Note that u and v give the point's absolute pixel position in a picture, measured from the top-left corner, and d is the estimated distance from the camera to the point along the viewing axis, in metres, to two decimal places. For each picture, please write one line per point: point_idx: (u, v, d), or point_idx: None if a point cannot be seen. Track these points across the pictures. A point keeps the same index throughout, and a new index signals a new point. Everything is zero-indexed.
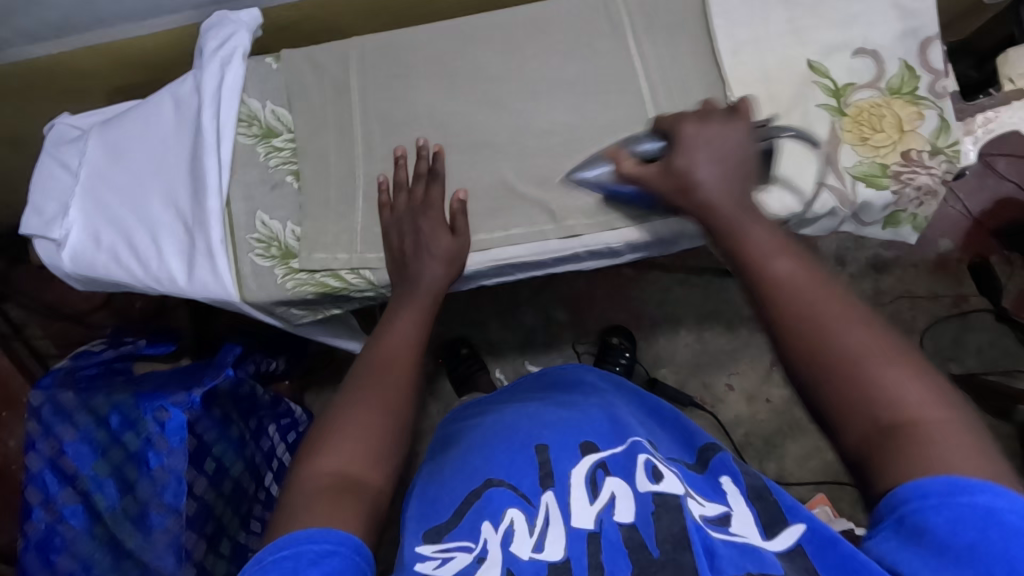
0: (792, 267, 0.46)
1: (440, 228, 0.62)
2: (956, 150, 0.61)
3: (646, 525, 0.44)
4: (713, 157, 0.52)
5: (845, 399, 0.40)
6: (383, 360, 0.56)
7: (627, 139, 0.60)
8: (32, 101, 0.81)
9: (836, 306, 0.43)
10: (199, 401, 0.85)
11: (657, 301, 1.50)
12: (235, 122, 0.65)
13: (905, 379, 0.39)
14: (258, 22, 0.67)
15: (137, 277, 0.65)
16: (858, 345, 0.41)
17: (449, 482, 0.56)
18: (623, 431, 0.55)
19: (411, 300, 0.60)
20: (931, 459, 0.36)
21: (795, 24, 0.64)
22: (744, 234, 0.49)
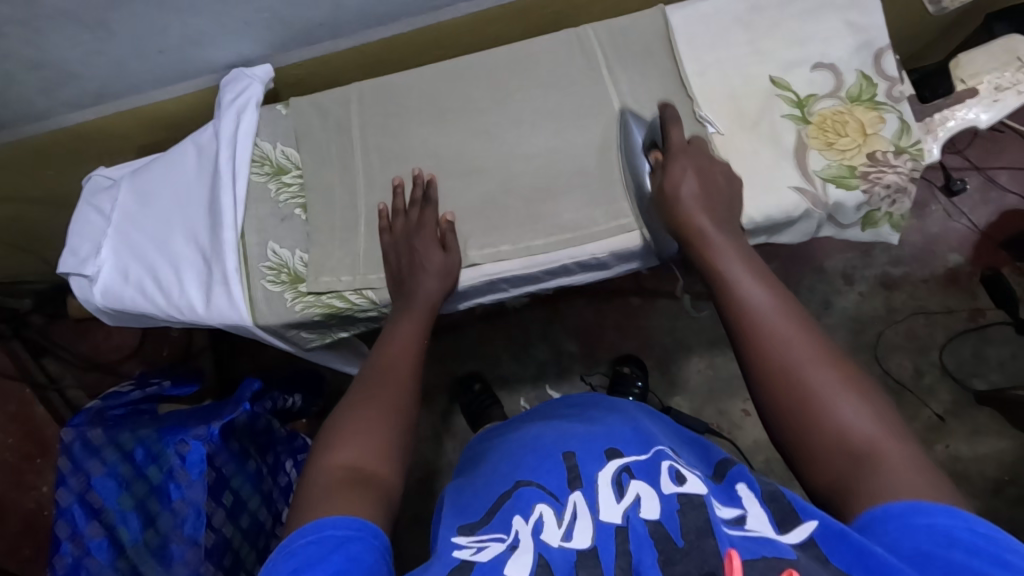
0: (765, 299, 0.53)
1: (436, 247, 0.67)
2: (920, 149, 0.65)
3: (671, 519, 0.43)
4: (695, 170, 0.62)
5: (814, 426, 0.47)
6: (387, 362, 0.60)
7: (625, 157, 0.68)
8: (69, 162, 0.90)
9: (807, 346, 0.50)
10: (217, 433, 0.87)
11: (666, 329, 1.52)
12: (250, 162, 0.72)
13: (864, 412, 0.46)
14: (270, 75, 0.75)
15: (160, 308, 0.71)
16: (824, 386, 0.47)
17: (482, 490, 0.56)
18: (646, 439, 0.55)
19: (408, 312, 0.65)
20: (890, 486, 0.42)
21: (757, 45, 0.69)
22: (728, 276, 0.56)
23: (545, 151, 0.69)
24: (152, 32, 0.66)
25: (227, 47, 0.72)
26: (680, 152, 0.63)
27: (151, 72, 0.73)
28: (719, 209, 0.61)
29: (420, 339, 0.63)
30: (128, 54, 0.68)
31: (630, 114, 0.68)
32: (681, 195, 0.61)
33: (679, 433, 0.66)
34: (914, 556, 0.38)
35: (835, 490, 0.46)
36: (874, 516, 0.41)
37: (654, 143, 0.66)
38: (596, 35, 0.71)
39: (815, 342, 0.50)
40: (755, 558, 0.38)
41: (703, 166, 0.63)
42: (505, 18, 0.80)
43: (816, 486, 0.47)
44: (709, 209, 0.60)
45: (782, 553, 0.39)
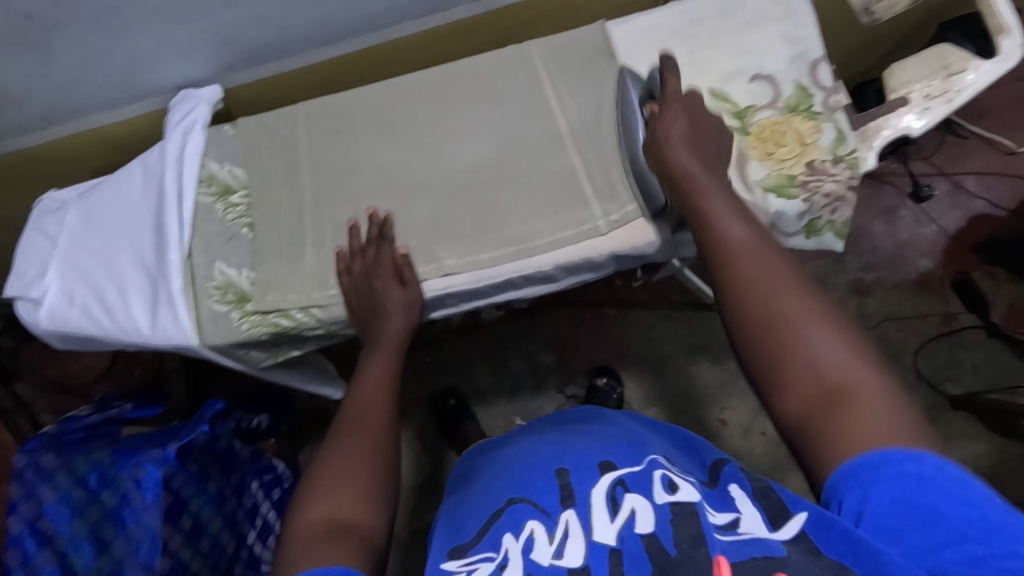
0: (742, 232, 0.54)
1: (394, 284, 0.67)
2: (856, 158, 0.65)
3: (665, 529, 0.43)
4: (687, 115, 0.62)
5: (785, 351, 0.47)
6: (357, 403, 0.60)
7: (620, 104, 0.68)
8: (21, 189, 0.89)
9: (782, 278, 0.50)
10: (173, 455, 0.86)
11: (641, 339, 1.51)
12: (197, 182, 0.72)
13: (834, 344, 0.46)
14: (219, 96, 0.75)
15: (106, 331, 0.70)
16: (795, 316, 0.48)
17: (474, 506, 0.54)
18: (640, 451, 0.54)
19: (377, 351, 0.66)
20: (854, 420, 0.43)
21: (697, 58, 0.70)
22: (708, 212, 0.56)
23: (491, 166, 0.70)
24: (96, 55, 0.66)
25: (174, 68, 0.72)
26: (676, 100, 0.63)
27: (100, 95, 0.73)
28: (705, 154, 0.60)
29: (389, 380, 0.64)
30: (74, 77, 0.69)
31: (629, 73, 0.69)
32: (671, 138, 0.61)
33: (673, 437, 0.64)
34: (892, 515, 0.39)
35: (807, 417, 0.45)
36: (852, 467, 0.41)
37: (651, 96, 0.67)
38: (537, 52, 0.72)
39: (789, 276, 0.50)
40: (742, 560, 0.39)
41: (696, 116, 0.63)
42: (455, 36, 0.81)
43: (785, 415, 0.47)
44: (694, 152, 0.60)
45: (772, 552, 0.40)
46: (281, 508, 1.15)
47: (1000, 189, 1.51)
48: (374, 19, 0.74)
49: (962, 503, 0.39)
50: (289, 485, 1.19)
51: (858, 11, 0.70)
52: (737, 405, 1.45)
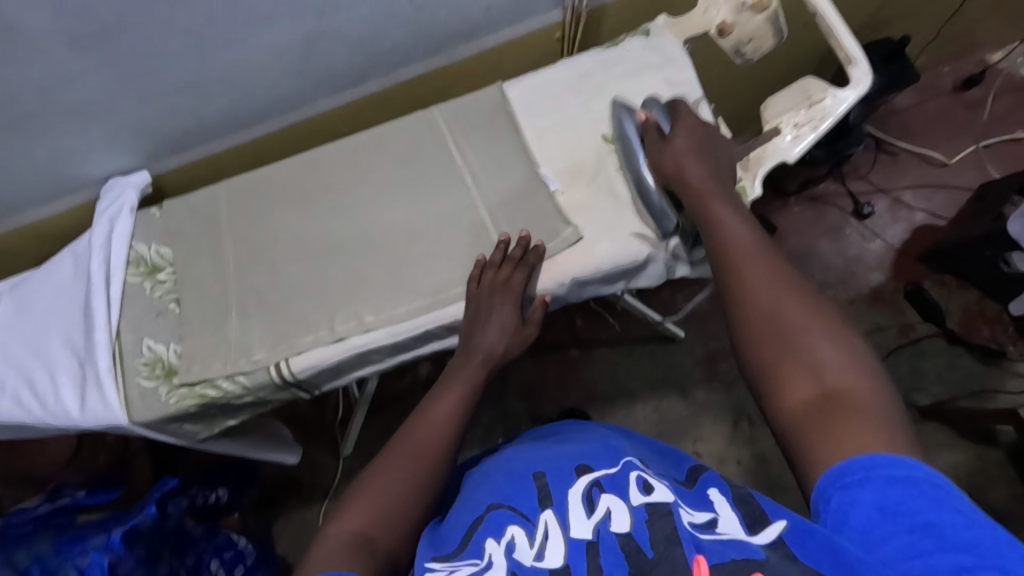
0: (753, 242, 0.55)
1: (512, 312, 0.67)
2: (742, 186, 0.69)
3: (641, 531, 0.42)
4: (697, 139, 0.66)
5: (784, 352, 0.47)
6: (416, 424, 0.60)
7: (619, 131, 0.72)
8: None
9: (785, 286, 0.51)
10: (118, 541, 0.85)
11: (607, 377, 1.51)
12: (125, 264, 0.75)
13: (834, 352, 0.46)
14: (147, 181, 0.80)
15: (35, 417, 0.71)
16: (801, 323, 0.48)
17: (452, 518, 0.53)
18: (616, 456, 0.54)
19: (463, 370, 0.65)
20: (850, 426, 0.41)
21: (588, 107, 0.75)
22: (717, 222, 0.58)
23: (404, 222, 0.73)
24: (19, 154, 0.70)
25: (100, 159, 0.77)
26: (682, 120, 0.68)
27: (30, 191, 0.77)
28: (710, 168, 0.64)
29: (464, 412, 0.62)
30: (1, 178, 0.73)
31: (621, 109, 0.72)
32: (681, 154, 0.65)
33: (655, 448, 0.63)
34: (876, 516, 0.37)
35: (803, 419, 0.44)
36: (840, 466, 0.40)
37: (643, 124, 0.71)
38: (440, 115, 0.77)
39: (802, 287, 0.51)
40: (724, 561, 0.36)
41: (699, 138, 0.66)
42: (371, 106, 0.86)
43: (781, 419, 0.46)
44: (700, 163, 0.64)
45: (752, 554, 0.36)
46: None
47: (938, 200, 1.55)
48: (288, 99, 0.79)
49: (948, 510, 0.37)
50: (253, 561, 1.12)
51: (730, 52, 0.75)
52: (708, 436, 1.45)
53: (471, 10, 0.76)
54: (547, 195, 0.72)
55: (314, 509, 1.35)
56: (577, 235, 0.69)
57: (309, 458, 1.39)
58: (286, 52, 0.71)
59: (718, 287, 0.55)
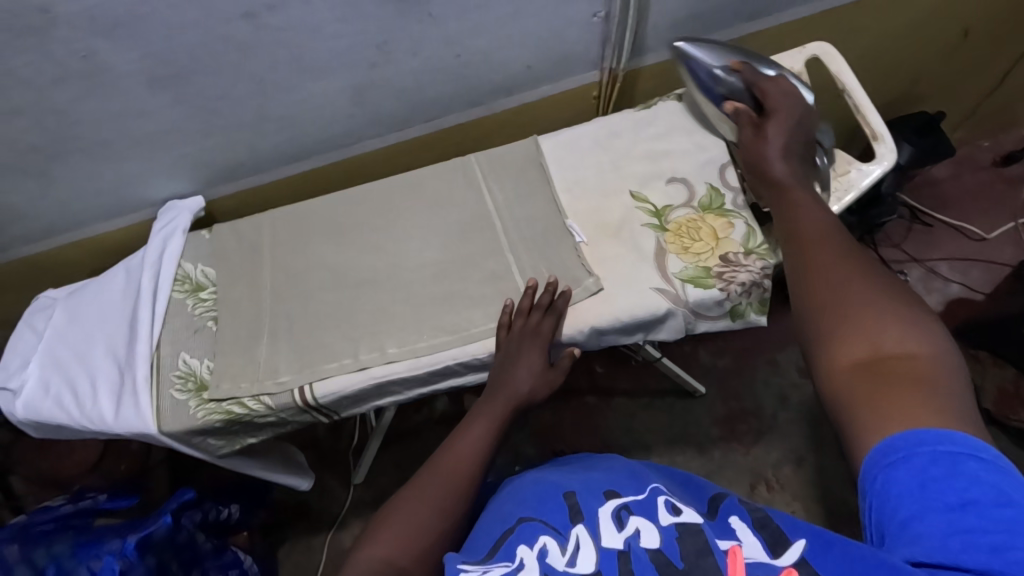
0: (827, 225, 0.55)
1: (541, 360, 0.69)
2: (767, 248, 0.71)
3: (672, 546, 0.46)
4: (789, 120, 0.65)
5: (843, 320, 0.47)
6: (442, 455, 0.62)
7: (705, 95, 0.73)
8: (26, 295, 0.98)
9: (856, 258, 0.51)
10: (132, 548, 0.87)
11: (624, 428, 1.50)
12: (173, 281, 0.80)
13: (900, 324, 0.45)
14: (200, 205, 0.85)
15: (73, 420, 0.75)
16: (865, 296, 0.47)
17: (480, 531, 0.55)
18: (642, 483, 0.57)
19: (491, 404, 0.67)
20: (900, 392, 0.41)
21: (617, 164, 0.78)
22: (793, 201, 0.59)
23: (434, 260, 0.77)
24: (91, 177, 0.77)
25: (162, 185, 0.83)
26: (776, 108, 0.66)
27: (95, 208, 0.83)
28: (795, 162, 0.63)
29: (489, 446, 0.64)
30: (72, 195, 0.79)
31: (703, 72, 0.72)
32: (768, 129, 0.64)
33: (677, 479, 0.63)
34: (916, 493, 0.37)
35: (852, 382, 0.44)
36: (885, 445, 0.39)
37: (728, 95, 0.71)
38: (477, 162, 0.81)
39: (875, 266, 0.50)
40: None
41: (789, 124, 0.65)
42: (412, 150, 0.91)
43: (829, 381, 0.46)
44: (787, 158, 0.63)
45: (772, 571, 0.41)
46: None
47: (974, 273, 1.52)
48: (337, 138, 0.84)
49: (987, 486, 0.37)
50: None
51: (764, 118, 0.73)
52: None
53: (513, 67, 0.81)
54: (572, 246, 0.74)
55: (320, 536, 1.35)
56: (597, 286, 0.72)
57: (321, 483, 1.40)
58: (340, 96, 0.76)
59: (787, 258, 0.55)
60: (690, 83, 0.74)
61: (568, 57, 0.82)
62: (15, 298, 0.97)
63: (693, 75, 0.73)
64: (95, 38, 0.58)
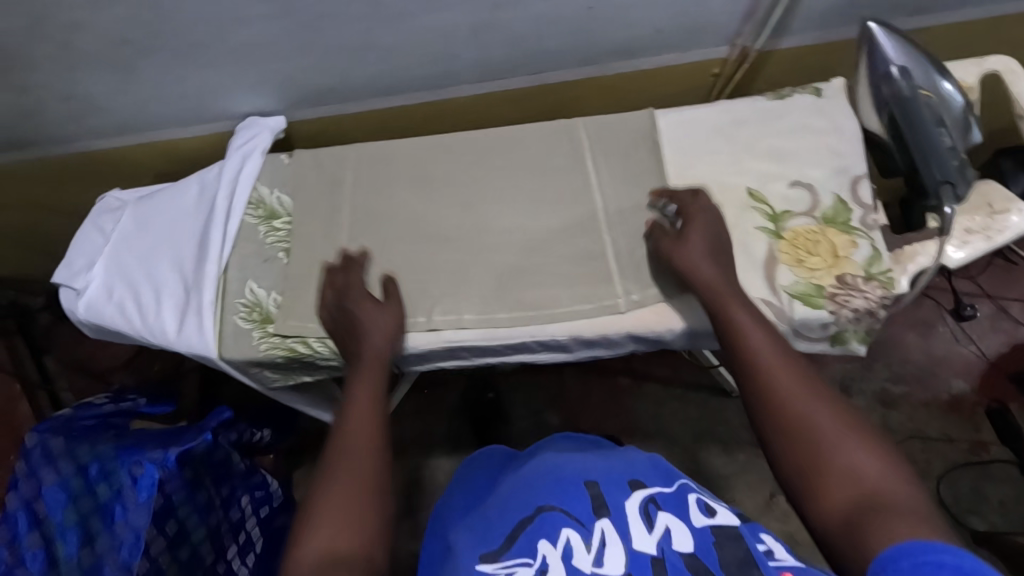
0: (776, 351, 0.55)
1: (371, 303, 0.67)
2: (890, 278, 0.64)
3: (708, 552, 0.48)
4: (705, 223, 0.65)
5: (810, 458, 0.48)
6: (342, 439, 0.57)
7: (874, 64, 0.65)
8: (89, 188, 0.95)
9: (801, 384, 0.52)
10: (172, 460, 0.87)
11: (652, 414, 1.48)
12: (246, 204, 0.76)
13: (863, 450, 0.47)
14: (281, 126, 0.80)
15: (134, 329, 0.73)
16: (831, 427, 0.49)
17: (498, 511, 0.56)
18: (669, 473, 0.58)
19: (365, 370, 0.63)
20: (892, 529, 0.41)
21: (737, 156, 0.71)
22: (738, 325, 0.58)
23: (522, 228, 0.72)
24: (177, 79, 0.72)
25: (245, 98, 0.78)
26: (694, 216, 0.65)
27: (173, 112, 0.79)
28: (725, 267, 0.62)
29: (377, 413, 0.60)
30: (154, 95, 0.74)
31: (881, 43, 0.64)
32: (687, 238, 0.64)
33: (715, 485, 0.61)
34: None
35: (840, 522, 0.45)
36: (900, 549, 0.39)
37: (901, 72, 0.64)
38: (584, 129, 0.75)
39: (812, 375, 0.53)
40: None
41: (706, 235, 0.64)
42: (509, 101, 0.84)
43: (824, 527, 0.46)
44: (715, 263, 0.62)
45: None
46: (266, 528, 1.14)
47: None
48: (434, 78, 0.78)
49: None
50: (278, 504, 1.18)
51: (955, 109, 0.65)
52: (741, 500, 1.39)
53: (643, 28, 0.73)
54: None
55: None
56: None
57: None
58: (454, 32, 0.69)
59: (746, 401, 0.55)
60: (862, 70, 0.67)
61: (702, 26, 0.74)
62: (77, 190, 0.94)
63: (869, 61, 0.65)
64: None
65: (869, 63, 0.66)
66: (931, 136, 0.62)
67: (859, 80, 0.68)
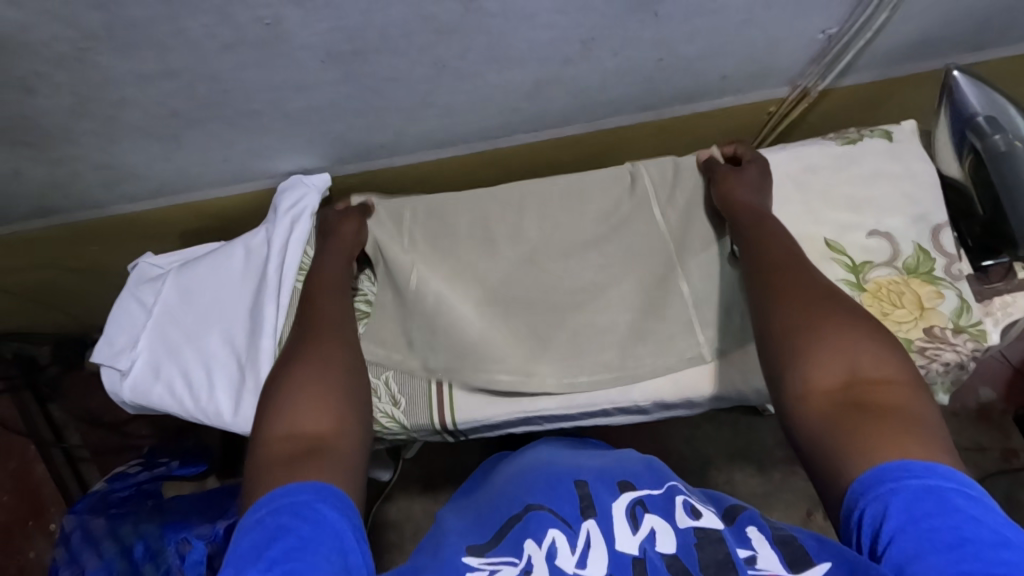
0: (793, 255, 0.58)
1: (349, 220, 0.72)
2: (980, 329, 0.63)
3: (688, 553, 0.43)
4: (754, 169, 0.68)
5: (808, 340, 0.50)
6: (313, 343, 0.59)
7: (955, 114, 0.65)
8: (115, 250, 0.90)
9: (820, 286, 0.54)
10: (221, 533, 0.81)
11: (684, 437, 1.37)
12: (297, 271, 0.71)
13: (867, 344, 0.49)
14: (327, 184, 0.76)
15: (187, 410, 0.69)
16: (837, 318, 0.51)
17: (490, 512, 0.54)
18: (660, 477, 0.54)
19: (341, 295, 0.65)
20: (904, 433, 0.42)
21: (811, 206, 0.69)
22: (764, 232, 0.61)
23: (592, 281, 0.70)
24: (220, 145, 0.68)
25: (289, 158, 0.74)
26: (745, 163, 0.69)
27: (212, 175, 0.75)
28: (757, 197, 0.66)
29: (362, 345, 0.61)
30: (195, 161, 0.70)
31: (966, 90, 0.64)
32: (733, 172, 0.67)
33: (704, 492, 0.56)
34: (923, 530, 0.37)
35: (832, 405, 0.46)
36: (871, 475, 0.40)
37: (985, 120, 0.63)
38: (646, 168, 0.73)
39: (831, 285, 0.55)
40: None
41: (756, 181, 0.67)
42: (560, 147, 0.81)
43: (808, 405, 0.47)
44: (751, 191, 0.66)
45: None
46: None
47: None
48: (487, 130, 0.74)
49: (986, 528, 0.37)
50: None
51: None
52: (778, 520, 1.30)
53: (707, 75, 0.71)
54: None
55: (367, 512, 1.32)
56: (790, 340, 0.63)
57: None
58: (516, 89, 0.66)
59: (755, 290, 0.57)
60: (942, 116, 0.67)
61: (767, 70, 0.72)
62: (101, 251, 0.89)
63: (950, 109, 0.65)
64: (289, 7, 0.49)
65: (950, 112, 0.65)
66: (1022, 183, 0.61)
67: (939, 124, 0.68)
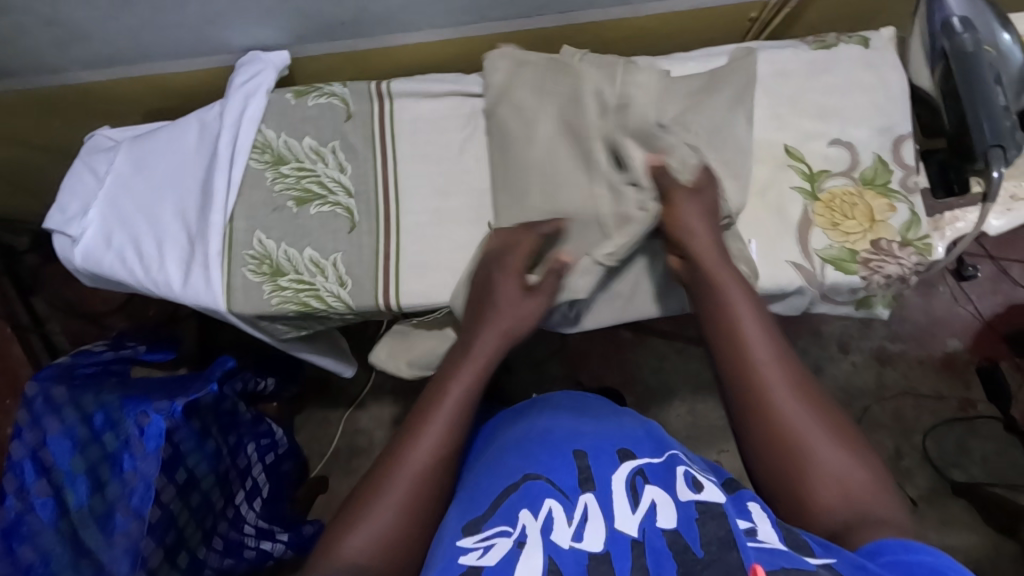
0: (759, 333, 0.53)
1: (519, 283, 0.62)
2: (927, 244, 0.63)
3: (690, 529, 0.43)
4: (700, 213, 0.60)
5: (802, 483, 0.47)
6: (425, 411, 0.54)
7: (926, 14, 0.63)
8: (78, 124, 0.88)
9: (781, 373, 0.51)
10: (180, 410, 0.83)
11: (653, 367, 1.37)
12: (250, 148, 0.71)
13: (833, 452, 0.48)
14: (285, 63, 0.74)
15: (137, 279, 0.70)
16: (796, 411, 0.49)
17: (482, 479, 0.53)
18: (661, 443, 0.54)
19: (471, 359, 0.58)
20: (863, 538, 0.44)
21: (777, 112, 0.68)
22: (726, 304, 0.55)
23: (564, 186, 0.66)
24: (172, 7, 0.66)
25: (247, 30, 0.72)
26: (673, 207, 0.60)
27: (168, 45, 0.72)
28: (712, 232, 0.59)
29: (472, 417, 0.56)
30: (148, 25, 0.68)
31: None
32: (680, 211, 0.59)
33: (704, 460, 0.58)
34: None
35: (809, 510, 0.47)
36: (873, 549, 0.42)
37: (965, 20, 0.60)
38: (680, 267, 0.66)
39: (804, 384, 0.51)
40: (777, 569, 0.39)
41: (703, 223, 0.59)
42: (531, 41, 0.78)
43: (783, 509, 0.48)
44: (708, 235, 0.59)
45: (803, 566, 0.39)
46: (272, 475, 1.11)
47: None
48: (451, 14, 0.72)
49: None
50: (286, 451, 1.15)
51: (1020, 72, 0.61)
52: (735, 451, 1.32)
53: None
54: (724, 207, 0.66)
55: (337, 411, 1.30)
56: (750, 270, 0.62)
57: None
58: None
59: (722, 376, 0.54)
60: (918, 23, 0.64)
61: None
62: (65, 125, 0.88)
63: (926, 11, 0.63)
64: None
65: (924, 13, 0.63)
66: (987, 93, 0.58)
67: (913, 34, 0.66)
